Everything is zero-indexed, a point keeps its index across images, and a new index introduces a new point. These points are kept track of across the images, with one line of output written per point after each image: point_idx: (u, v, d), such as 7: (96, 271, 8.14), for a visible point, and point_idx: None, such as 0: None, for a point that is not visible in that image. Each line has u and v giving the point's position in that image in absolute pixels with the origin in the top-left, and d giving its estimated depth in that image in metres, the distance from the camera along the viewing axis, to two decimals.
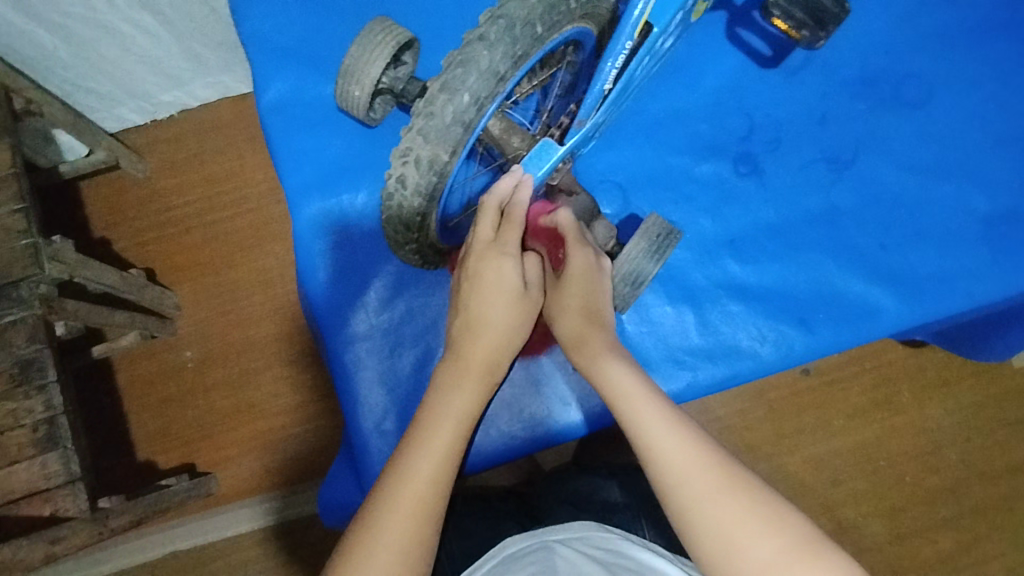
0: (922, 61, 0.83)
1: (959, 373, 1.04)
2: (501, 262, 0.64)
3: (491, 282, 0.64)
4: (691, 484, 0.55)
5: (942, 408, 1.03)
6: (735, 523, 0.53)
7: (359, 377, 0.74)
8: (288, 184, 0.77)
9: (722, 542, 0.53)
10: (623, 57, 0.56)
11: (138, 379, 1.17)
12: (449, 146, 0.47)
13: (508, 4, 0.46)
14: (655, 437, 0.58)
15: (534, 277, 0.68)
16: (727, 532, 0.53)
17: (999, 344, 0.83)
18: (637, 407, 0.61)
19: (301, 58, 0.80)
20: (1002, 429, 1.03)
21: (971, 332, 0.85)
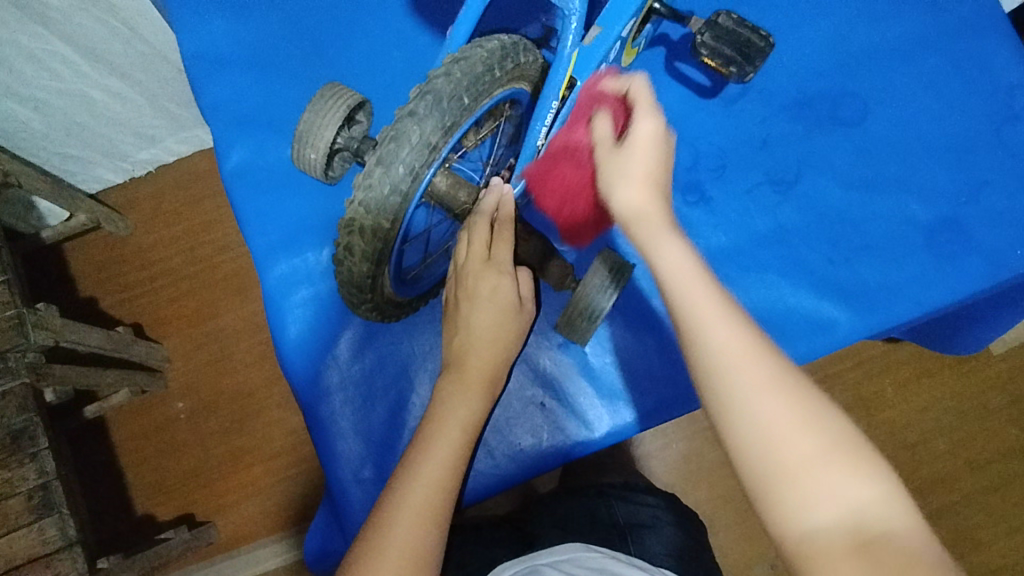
0: (855, 80, 0.87)
1: (935, 365, 1.07)
2: (499, 280, 0.69)
3: (488, 297, 0.69)
4: (739, 366, 0.47)
5: (921, 400, 1.06)
6: (778, 422, 0.45)
7: (335, 427, 0.78)
8: (256, 246, 0.82)
9: (754, 429, 0.46)
10: (551, 116, 0.62)
11: (134, 433, 1.20)
12: (389, 214, 0.52)
13: (435, 80, 0.51)
14: (695, 299, 0.51)
15: (528, 292, 0.73)
16: (772, 427, 0.46)
17: (981, 334, 0.88)
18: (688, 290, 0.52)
19: (263, 122, 0.85)
20: (983, 416, 1.06)
21: (947, 326, 0.89)
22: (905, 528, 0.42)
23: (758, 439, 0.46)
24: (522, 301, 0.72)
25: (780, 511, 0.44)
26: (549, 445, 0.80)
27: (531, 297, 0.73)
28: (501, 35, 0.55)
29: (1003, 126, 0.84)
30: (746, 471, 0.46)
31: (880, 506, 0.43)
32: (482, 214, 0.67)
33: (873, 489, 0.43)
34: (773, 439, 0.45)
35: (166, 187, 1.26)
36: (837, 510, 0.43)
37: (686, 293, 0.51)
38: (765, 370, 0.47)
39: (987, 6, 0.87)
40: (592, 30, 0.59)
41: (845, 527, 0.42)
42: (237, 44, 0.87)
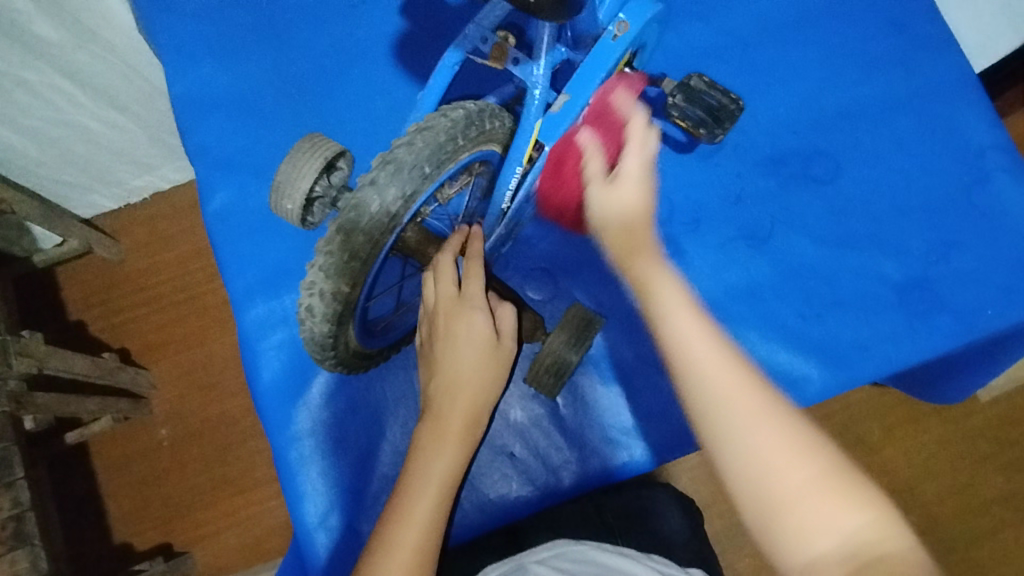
0: (830, 138, 0.89)
1: (921, 411, 1.07)
2: (471, 316, 0.68)
3: (463, 335, 0.68)
4: (735, 410, 0.52)
5: (907, 446, 1.06)
6: (774, 449, 0.50)
7: (304, 472, 0.78)
8: (233, 288, 0.83)
9: (752, 465, 0.50)
10: (516, 180, 0.65)
11: (116, 459, 1.19)
12: (349, 277, 0.54)
13: (397, 150, 0.53)
14: (708, 372, 0.53)
15: (508, 327, 0.71)
16: (761, 457, 0.50)
17: (959, 387, 0.88)
18: (693, 359, 0.55)
19: (252, 163, 0.87)
20: (970, 465, 1.05)
21: (927, 380, 0.89)
22: (902, 548, 0.45)
23: (755, 472, 0.50)
24: (500, 335, 0.70)
25: (782, 546, 0.47)
26: (517, 497, 0.80)
27: (511, 329, 0.71)
28: (467, 103, 0.57)
29: (973, 188, 0.86)
30: (749, 513, 0.50)
31: (875, 532, 0.46)
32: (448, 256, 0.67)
33: (871, 517, 0.46)
34: (769, 473, 0.49)
35: (160, 214, 1.27)
36: (835, 537, 0.46)
37: (709, 394, 0.53)
38: (778, 439, 0.50)
39: (959, 70, 0.89)
40: (561, 97, 0.62)
41: (841, 552, 0.46)
42: (229, 89, 0.89)
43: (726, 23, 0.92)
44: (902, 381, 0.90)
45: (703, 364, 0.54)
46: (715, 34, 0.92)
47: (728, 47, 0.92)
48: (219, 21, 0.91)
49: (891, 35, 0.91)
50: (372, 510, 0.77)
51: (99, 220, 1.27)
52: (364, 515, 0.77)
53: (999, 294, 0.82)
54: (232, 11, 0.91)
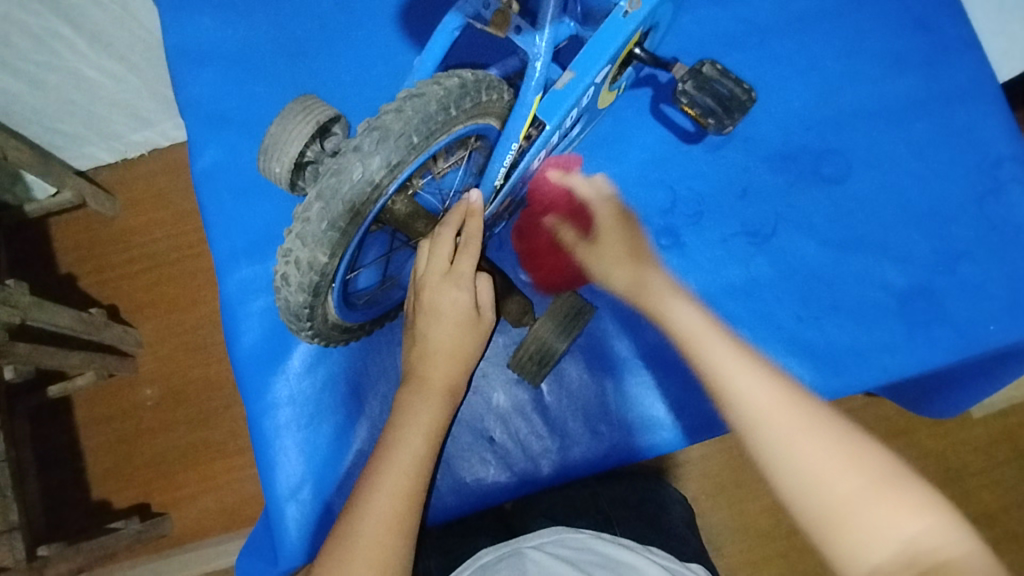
0: (844, 138, 0.86)
1: None
2: (457, 293, 0.66)
3: (449, 313, 0.66)
4: (779, 426, 0.58)
5: None
6: (827, 457, 0.55)
7: (278, 442, 0.77)
8: (218, 249, 0.81)
9: (807, 475, 0.55)
10: (511, 157, 0.62)
11: (98, 416, 1.18)
12: (326, 247, 0.52)
13: (385, 117, 0.51)
14: (752, 394, 0.61)
15: (487, 301, 0.70)
16: (819, 465, 0.55)
17: (950, 401, 0.85)
18: (736, 383, 0.62)
19: (248, 122, 0.84)
20: None
21: (921, 392, 0.86)
22: (956, 555, 0.50)
23: (812, 481, 0.55)
24: (479, 311, 0.69)
25: (844, 551, 0.52)
26: (495, 482, 0.78)
27: (490, 304, 0.70)
28: (463, 71, 0.54)
29: (986, 198, 0.83)
30: (808, 521, 0.54)
31: (934, 537, 0.51)
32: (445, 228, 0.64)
33: (927, 522, 0.51)
34: (825, 483, 0.54)
35: (157, 171, 1.24)
36: (894, 542, 0.51)
37: (756, 414, 0.60)
38: (828, 447, 0.55)
39: (981, 76, 0.86)
40: (565, 74, 0.59)
41: (901, 558, 0.50)
42: (225, 43, 0.86)
43: (748, 12, 0.89)
44: (897, 391, 0.88)
45: (743, 382, 0.62)
46: (733, 21, 0.89)
47: (746, 35, 0.88)
48: None
49: (915, 35, 0.88)
50: (346, 485, 0.75)
51: (95, 173, 1.24)
52: (338, 490, 0.75)
53: (1003, 309, 0.80)
54: None
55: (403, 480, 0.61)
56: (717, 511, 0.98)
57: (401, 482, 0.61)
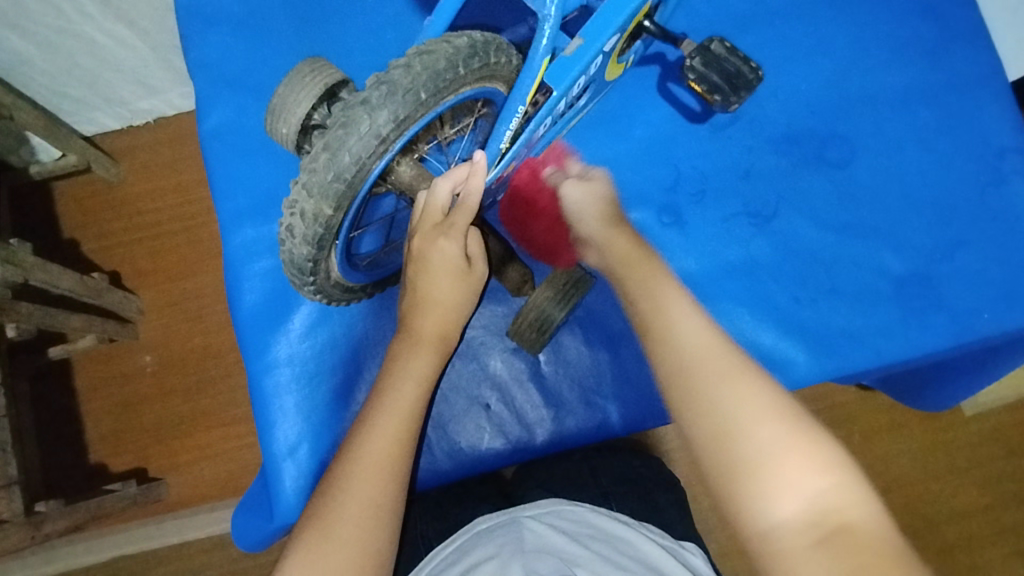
0: (848, 124, 0.86)
1: (906, 417, 1.06)
2: (444, 244, 0.66)
3: (438, 264, 0.66)
4: (709, 369, 0.54)
5: (889, 450, 1.05)
6: (748, 405, 0.51)
7: (277, 401, 0.77)
8: (222, 210, 0.81)
9: (725, 420, 0.51)
10: (517, 122, 0.62)
11: (97, 381, 1.19)
12: (331, 200, 0.52)
13: (394, 71, 0.51)
14: (686, 341, 0.57)
15: (477, 252, 0.69)
16: (737, 415, 0.51)
17: (949, 390, 0.86)
18: (672, 328, 0.59)
19: (255, 88, 0.84)
20: (950, 474, 1.05)
21: (917, 380, 0.88)
22: (863, 517, 0.45)
23: (723, 432, 0.51)
24: (469, 263, 0.69)
25: (749, 508, 0.48)
26: (489, 449, 0.79)
27: (481, 256, 0.70)
28: (473, 32, 0.55)
29: (988, 190, 0.84)
30: (713, 471, 0.50)
31: (837, 497, 0.46)
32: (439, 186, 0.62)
33: (832, 482, 0.47)
34: (740, 431, 0.50)
35: (162, 139, 1.25)
36: (801, 500, 0.47)
37: (693, 361, 0.55)
38: (756, 395, 0.52)
39: (989, 68, 0.87)
40: (574, 41, 0.60)
41: (809, 519, 0.46)
42: (235, 6, 0.86)
43: None
44: (892, 378, 0.89)
45: (676, 327, 0.59)
46: (741, 6, 0.89)
47: (757, 18, 0.88)
48: None
49: (926, 24, 0.88)
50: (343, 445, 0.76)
51: (100, 139, 1.25)
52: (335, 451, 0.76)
53: (999, 298, 0.81)
54: None
55: (401, 438, 0.62)
56: (708, 494, 1.00)
57: (399, 440, 0.62)
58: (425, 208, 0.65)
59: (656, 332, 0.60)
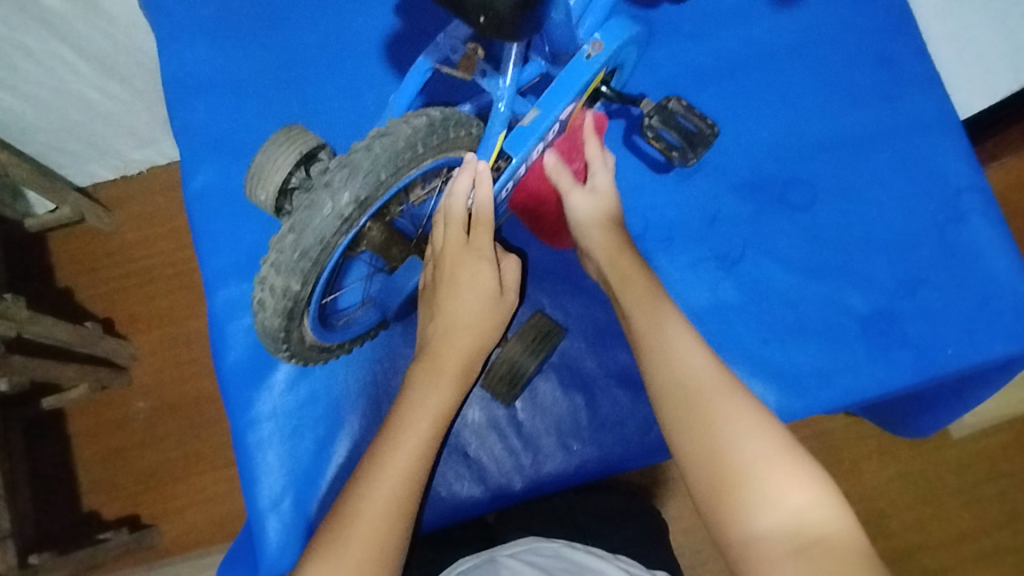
0: (809, 170, 0.90)
1: (892, 442, 1.07)
2: (478, 265, 0.68)
3: (468, 284, 0.68)
4: (700, 391, 0.58)
5: (877, 475, 1.06)
6: (732, 424, 0.56)
7: (259, 456, 0.79)
8: (207, 268, 0.84)
9: (712, 439, 0.56)
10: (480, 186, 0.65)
11: (91, 428, 1.20)
12: (299, 276, 0.56)
13: (355, 154, 0.54)
14: (675, 356, 0.61)
15: (511, 278, 0.72)
16: (727, 436, 0.56)
17: (928, 420, 0.88)
18: (669, 350, 0.62)
19: (241, 148, 0.87)
20: (937, 498, 1.05)
21: (900, 409, 0.90)
22: (837, 531, 0.51)
23: (715, 451, 0.56)
24: (502, 289, 0.71)
25: (733, 519, 0.53)
26: (468, 496, 0.80)
27: (513, 286, 0.73)
28: (431, 110, 0.59)
29: (946, 226, 0.87)
30: (700, 482, 0.56)
31: (817, 513, 0.52)
32: (453, 199, 0.65)
33: (812, 498, 0.52)
34: (723, 449, 0.55)
35: (156, 188, 1.28)
36: (780, 513, 0.52)
37: (685, 381, 0.59)
38: (742, 412, 0.56)
39: (943, 109, 0.90)
40: (529, 112, 0.64)
41: (786, 528, 0.51)
42: (222, 69, 0.90)
43: (719, 47, 0.93)
44: (875, 409, 0.90)
45: (675, 350, 0.62)
46: (705, 57, 0.93)
47: (717, 69, 0.92)
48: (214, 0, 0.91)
49: (879, 70, 0.92)
50: (327, 499, 0.78)
51: (95, 189, 1.28)
52: (317, 506, 0.78)
53: (962, 332, 0.83)
54: None
55: (388, 487, 0.63)
56: (696, 526, 1.01)
57: (385, 490, 0.63)
58: (449, 231, 0.67)
59: (648, 351, 0.63)
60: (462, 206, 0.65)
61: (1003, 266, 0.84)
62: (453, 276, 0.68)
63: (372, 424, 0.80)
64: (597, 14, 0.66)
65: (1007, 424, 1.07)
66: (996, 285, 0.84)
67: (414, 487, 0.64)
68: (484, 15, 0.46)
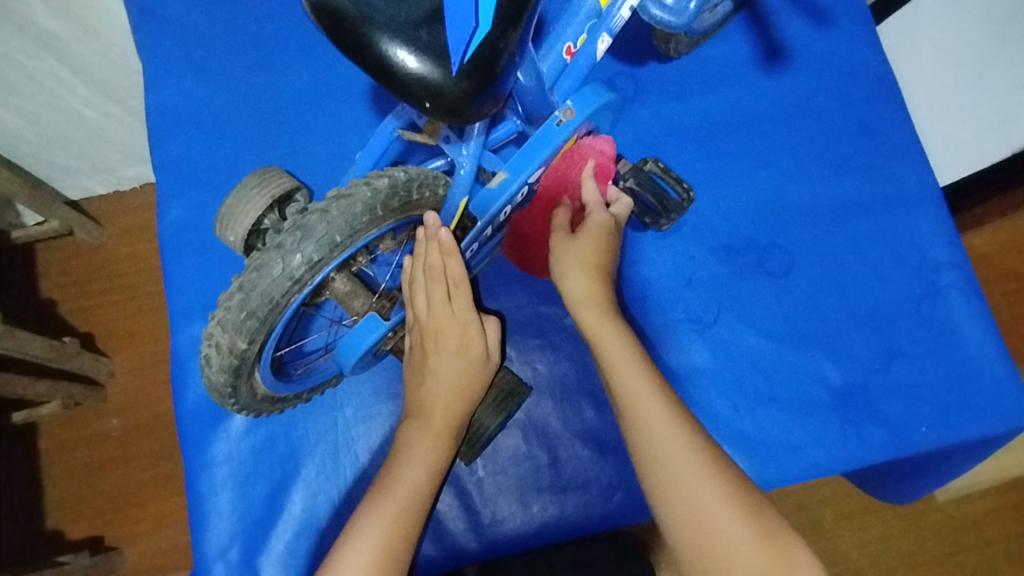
0: (790, 236, 0.89)
1: (878, 503, 1.03)
2: (465, 333, 0.70)
3: (453, 348, 0.69)
4: (683, 461, 0.59)
5: (863, 536, 1.02)
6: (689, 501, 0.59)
7: (211, 502, 0.77)
8: (176, 302, 0.83)
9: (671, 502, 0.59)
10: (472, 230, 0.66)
11: (60, 445, 1.17)
12: (245, 334, 0.55)
13: (312, 216, 0.54)
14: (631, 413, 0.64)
15: (494, 344, 0.73)
16: (704, 509, 0.57)
17: (908, 488, 0.85)
18: (643, 410, 0.62)
19: (224, 182, 0.87)
20: (925, 564, 1.01)
21: (880, 479, 0.87)
22: None
23: (694, 526, 0.57)
24: (488, 353, 0.72)
25: None
26: (422, 555, 0.77)
27: (497, 347, 0.74)
28: (396, 171, 0.59)
29: (924, 301, 0.86)
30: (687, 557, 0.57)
31: None
32: (430, 261, 0.65)
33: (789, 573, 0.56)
34: (706, 521, 0.57)
35: (147, 204, 1.26)
36: None
37: (661, 453, 0.60)
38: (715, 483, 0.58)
39: (927, 180, 0.90)
40: (498, 175, 0.63)
41: None
42: (215, 101, 0.90)
43: (709, 106, 0.93)
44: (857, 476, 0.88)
45: (649, 412, 0.62)
46: (694, 116, 0.93)
47: (703, 130, 0.92)
48: (207, 36, 0.92)
49: (863, 141, 0.92)
50: (279, 548, 0.76)
51: (86, 203, 1.26)
52: (268, 554, 0.76)
53: (935, 411, 0.82)
54: (223, 28, 0.92)
55: (361, 551, 0.60)
56: None
57: (358, 556, 0.60)
58: (427, 297, 0.67)
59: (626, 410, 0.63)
60: (435, 266, 0.65)
61: (981, 345, 0.83)
62: (430, 340, 0.69)
63: (330, 471, 0.78)
64: (574, 77, 0.66)
65: (990, 489, 1.04)
66: (973, 363, 0.83)
67: (388, 551, 0.61)
68: (429, 99, 0.46)
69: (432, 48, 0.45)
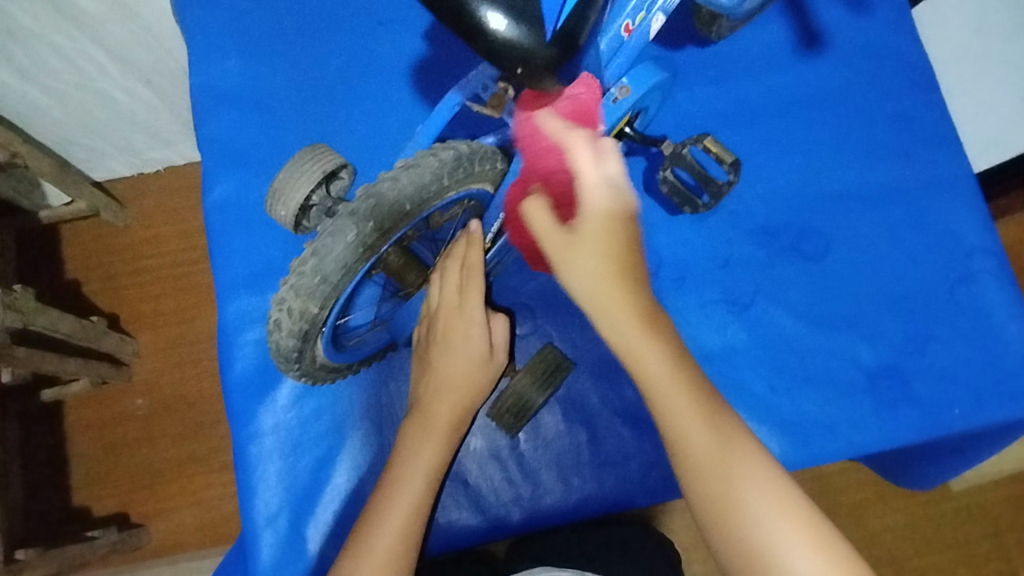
0: (823, 219, 0.90)
1: (896, 490, 1.05)
2: (469, 331, 0.72)
3: (460, 346, 0.72)
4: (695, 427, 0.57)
5: (879, 522, 1.04)
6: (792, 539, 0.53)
7: (260, 471, 0.79)
8: (220, 278, 0.85)
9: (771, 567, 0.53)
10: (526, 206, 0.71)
11: (86, 423, 1.18)
12: (317, 300, 0.57)
13: (382, 184, 0.56)
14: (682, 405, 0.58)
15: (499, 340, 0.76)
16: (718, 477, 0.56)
17: (926, 473, 0.86)
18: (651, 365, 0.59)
19: (258, 162, 0.88)
20: (941, 550, 1.03)
21: (901, 462, 0.88)
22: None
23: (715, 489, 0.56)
24: (491, 352, 0.74)
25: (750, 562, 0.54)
26: (465, 524, 0.79)
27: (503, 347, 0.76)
28: (460, 144, 0.59)
29: (958, 286, 0.87)
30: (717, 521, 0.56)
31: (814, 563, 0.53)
32: None
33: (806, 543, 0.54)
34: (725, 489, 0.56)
35: (174, 186, 1.27)
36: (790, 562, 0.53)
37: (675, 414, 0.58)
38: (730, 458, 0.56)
39: (958, 168, 0.91)
40: None
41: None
42: (247, 84, 0.91)
43: (740, 92, 0.94)
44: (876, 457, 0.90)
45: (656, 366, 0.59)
46: (726, 101, 0.94)
47: (734, 116, 0.93)
48: (242, 17, 0.93)
49: (897, 128, 0.93)
50: (326, 516, 0.78)
51: (110, 184, 1.27)
52: (315, 522, 0.78)
53: (968, 394, 0.83)
54: (263, 7, 0.93)
55: None
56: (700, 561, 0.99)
57: None
58: None
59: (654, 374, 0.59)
60: None
61: (1011, 332, 0.84)
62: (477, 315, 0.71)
63: (375, 443, 0.80)
64: (627, 53, 0.66)
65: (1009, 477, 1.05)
66: (1004, 349, 0.84)
67: None
68: (520, 63, 0.49)
69: (525, 14, 0.47)
